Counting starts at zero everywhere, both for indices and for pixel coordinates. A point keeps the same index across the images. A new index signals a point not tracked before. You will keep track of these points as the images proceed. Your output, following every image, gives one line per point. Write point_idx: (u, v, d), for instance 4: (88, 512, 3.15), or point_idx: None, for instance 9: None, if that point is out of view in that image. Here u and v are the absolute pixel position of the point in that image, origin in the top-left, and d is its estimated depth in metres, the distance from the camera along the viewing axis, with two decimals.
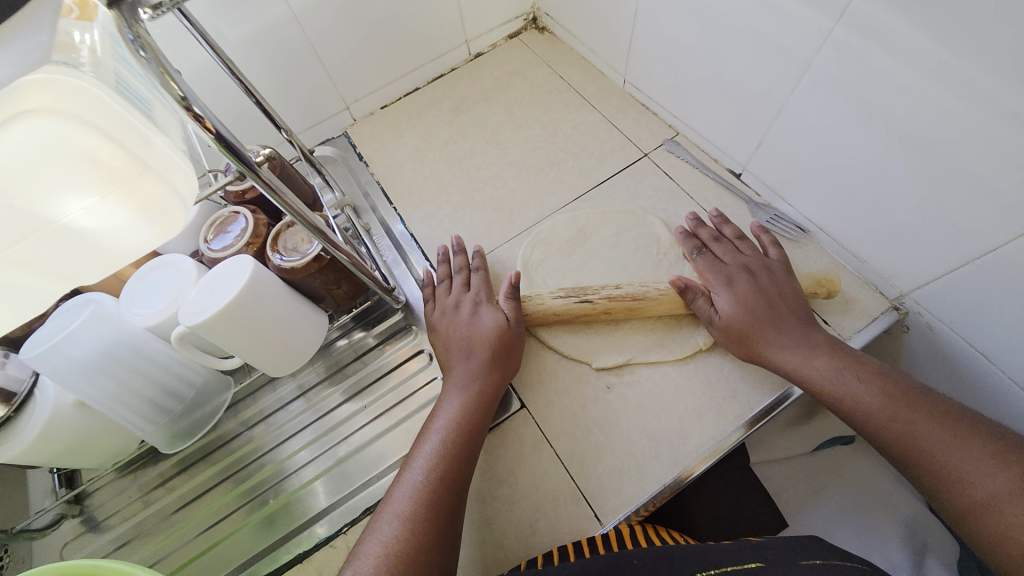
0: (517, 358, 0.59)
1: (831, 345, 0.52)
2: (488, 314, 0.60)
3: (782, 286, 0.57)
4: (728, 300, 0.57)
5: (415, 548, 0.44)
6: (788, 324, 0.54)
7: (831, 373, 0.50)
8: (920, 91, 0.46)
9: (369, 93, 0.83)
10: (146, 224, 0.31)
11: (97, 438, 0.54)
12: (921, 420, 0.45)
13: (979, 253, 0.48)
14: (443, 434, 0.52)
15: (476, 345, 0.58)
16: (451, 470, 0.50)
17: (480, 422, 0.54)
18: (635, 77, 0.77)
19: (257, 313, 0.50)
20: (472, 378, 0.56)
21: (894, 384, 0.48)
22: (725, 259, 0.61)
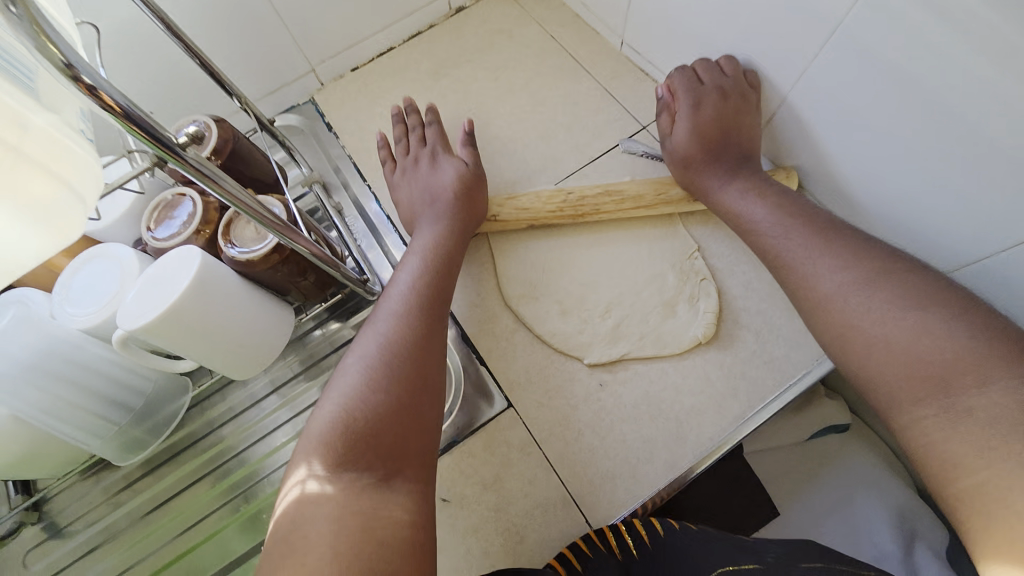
0: (481, 202, 0.61)
1: (757, 178, 0.57)
2: (446, 164, 0.63)
3: (742, 108, 0.58)
4: (685, 130, 0.60)
5: (387, 359, 0.47)
6: (729, 159, 0.58)
7: (749, 205, 0.55)
8: (962, 62, 0.39)
9: (336, 53, 0.74)
10: (33, 225, 0.29)
11: (47, 453, 0.49)
12: (814, 244, 0.49)
13: (1010, 247, 0.43)
14: (410, 272, 0.55)
15: (441, 194, 0.61)
16: (417, 298, 0.53)
17: (447, 260, 0.57)
18: (634, 38, 0.70)
19: (206, 313, 0.44)
20: (441, 219, 0.59)
21: (790, 202, 0.54)
22: (703, 80, 0.60)
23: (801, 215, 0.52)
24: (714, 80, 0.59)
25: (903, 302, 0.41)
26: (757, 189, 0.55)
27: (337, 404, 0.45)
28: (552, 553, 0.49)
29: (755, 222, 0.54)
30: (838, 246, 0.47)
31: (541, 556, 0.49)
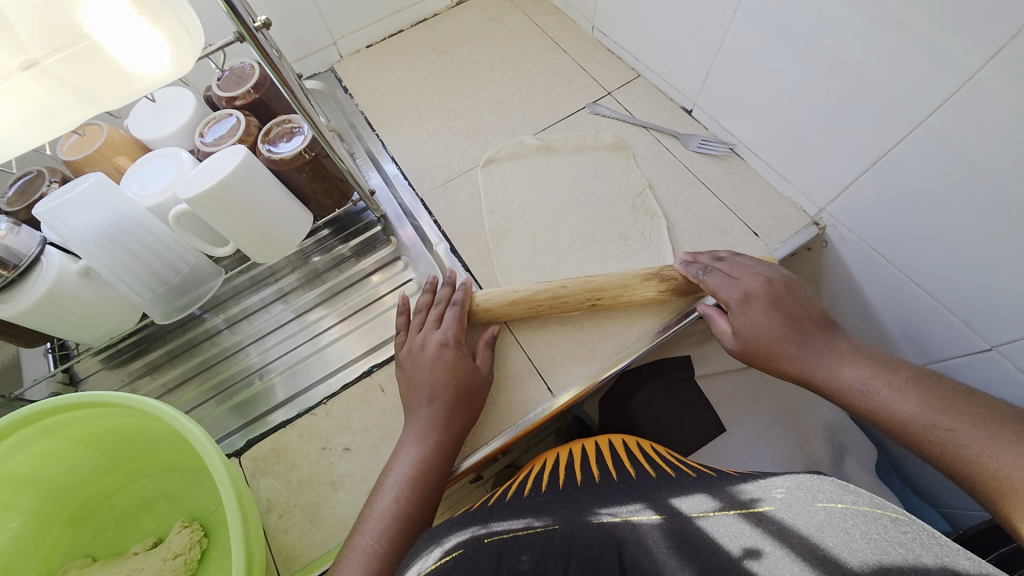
0: (477, 401, 0.57)
1: (881, 362, 0.48)
2: (453, 356, 0.57)
3: (795, 304, 0.55)
4: (744, 320, 0.56)
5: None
6: (821, 352, 0.51)
7: (902, 403, 0.44)
8: (829, 13, 0.53)
9: (355, 30, 0.89)
10: (158, 57, 0.37)
11: (97, 312, 0.60)
12: (981, 440, 0.39)
13: (878, 157, 0.56)
14: (394, 493, 0.50)
15: (439, 390, 0.55)
16: (404, 533, 0.48)
17: (443, 457, 0.52)
18: (602, 23, 0.85)
19: (247, 194, 0.55)
20: (428, 421, 0.54)
21: (932, 388, 0.44)
22: (736, 276, 0.59)
23: (931, 406, 0.43)
24: (749, 284, 0.57)
25: None
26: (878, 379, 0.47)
27: None
28: (519, 411, 0.60)
29: (897, 414, 0.44)
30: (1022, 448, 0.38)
31: (507, 413, 0.59)
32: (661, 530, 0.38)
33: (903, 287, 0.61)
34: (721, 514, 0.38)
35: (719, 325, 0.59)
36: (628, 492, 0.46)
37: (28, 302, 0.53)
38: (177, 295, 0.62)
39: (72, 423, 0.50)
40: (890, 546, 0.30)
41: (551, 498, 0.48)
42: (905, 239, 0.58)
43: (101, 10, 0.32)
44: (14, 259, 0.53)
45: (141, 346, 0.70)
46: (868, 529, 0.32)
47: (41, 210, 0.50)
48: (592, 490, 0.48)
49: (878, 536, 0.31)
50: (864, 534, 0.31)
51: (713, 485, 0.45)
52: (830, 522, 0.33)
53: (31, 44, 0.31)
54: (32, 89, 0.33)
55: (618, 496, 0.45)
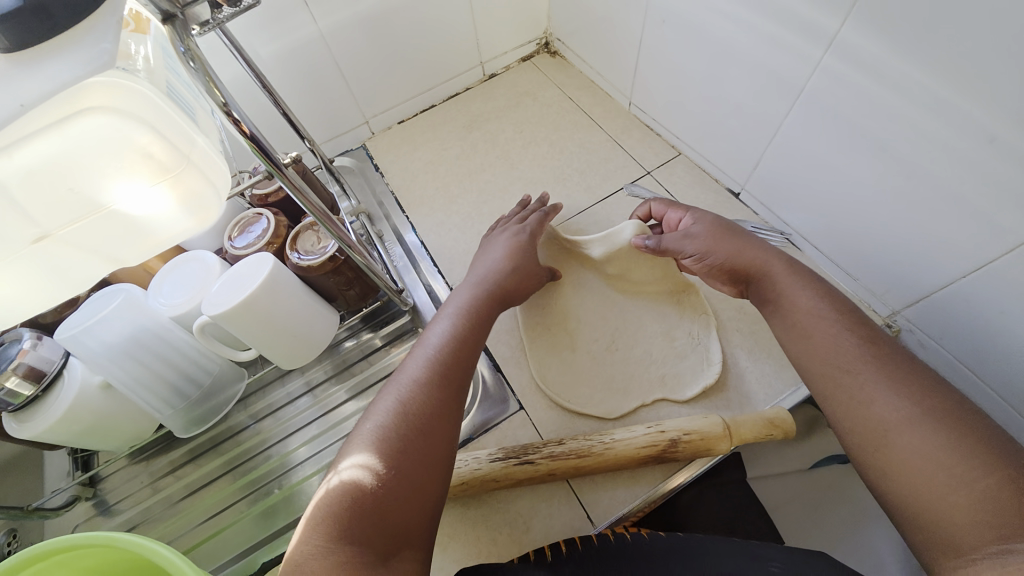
0: (521, 286, 0.60)
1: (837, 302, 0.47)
2: (508, 234, 0.65)
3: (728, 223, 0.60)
4: (699, 230, 0.57)
5: (433, 406, 0.43)
6: (806, 289, 0.49)
7: (866, 377, 0.41)
8: (907, 116, 0.47)
9: (387, 109, 0.88)
10: (182, 214, 0.35)
11: (115, 424, 0.57)
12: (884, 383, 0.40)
13: (969, 269, 0.49)
14: (469, 300, 0.54)
15: (491, 266, 0.60)
16: (461, 347, 0.49)
17: (487, 324, 0.54)
18: (640, 99, 0.82)
19: (273, 307, 0.52)
20: (493, 275, 0.58)
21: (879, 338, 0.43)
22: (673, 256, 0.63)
23: (860, 373, 0.42)
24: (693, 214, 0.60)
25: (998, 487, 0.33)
26: (825, 329, 0.45)
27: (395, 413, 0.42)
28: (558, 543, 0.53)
29: (860, 389, 0.41)
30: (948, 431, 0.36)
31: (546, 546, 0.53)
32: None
33: (999, 411, 0.53)
34: None
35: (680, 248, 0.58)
36: None
37: (48, 421, 0.51)
38: (201, 400, 0.60)
39: (83, 556, 0.47)
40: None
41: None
42: (1002, 360, 0.50)
43: (122, 179, 0.31)
44: (37, 374, 0.51)
45: (165, 442, 0.67)
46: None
47: (64, 333, 0.48)
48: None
49: None
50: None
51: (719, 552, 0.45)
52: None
53: (43, 218, 0.29)
54: (42, 258, 0.31)
55: None
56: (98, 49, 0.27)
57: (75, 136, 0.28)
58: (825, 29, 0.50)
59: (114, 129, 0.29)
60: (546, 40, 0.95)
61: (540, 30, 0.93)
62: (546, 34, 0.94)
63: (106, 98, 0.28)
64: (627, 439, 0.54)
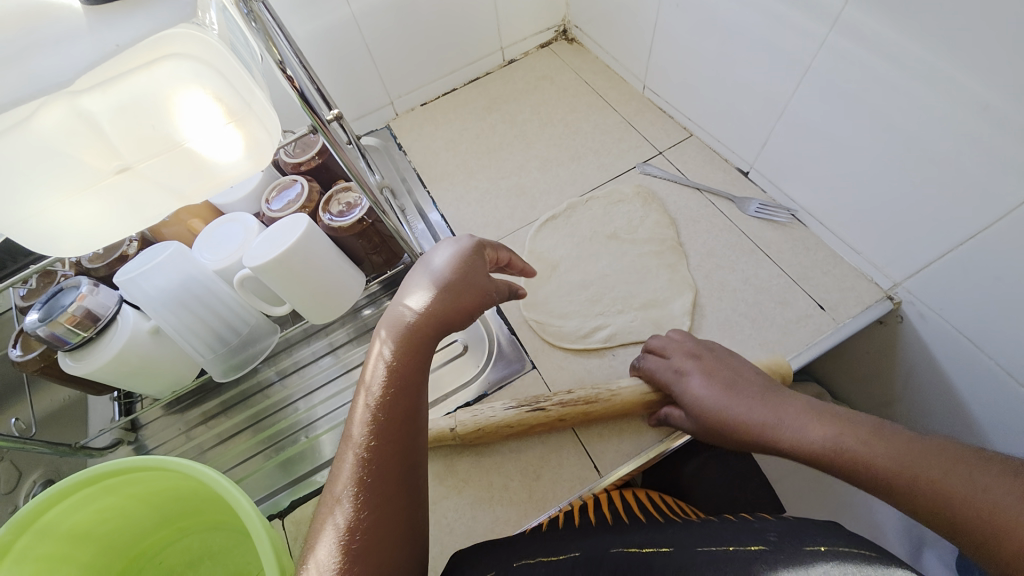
0: (456, 319, 0.51)
1: (836, 412, 0.45)
2: (438, 256, 0.54)
3: (744, 377, 0.53)
4: (700, 388, 0.52)
5: (368, 531, 0.38)
6: (824, 422, 0.44)
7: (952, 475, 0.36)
8: (906, 89, 0.50)
9: (411, 91, 0.93)
10: (239, 156, 0.40)
11: (159, 369, 0.62)
12: (961, 477, 0.36)
13: (965, 238, 0.51)
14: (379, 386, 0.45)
15: (395, 330, 0.48)
16: (382, 471, 0.41)
17: (422, 376, 0.46)
18: (654, 83, 0.85)
19: (307, 263, 0.57)
20: (402, 336, 0.48)
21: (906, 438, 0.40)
22: (672, 353, 0.58)
23: (941, 465, 0.37)
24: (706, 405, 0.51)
25: None
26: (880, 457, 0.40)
27: None
28: (565, 490, 0.57)
29: (961, 491, 0.36)
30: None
31: (553, 493, 0.57)
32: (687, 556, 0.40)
33: (995, 378, 0.54)
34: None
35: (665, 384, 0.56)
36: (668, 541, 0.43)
37: (102, 360, 0.56)
38: (237, 351, 0.65)
39: (131, 483, 0.52)
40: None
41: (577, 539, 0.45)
42: (995, 327, 0.52)
43: (191, 120, 0.35)
44: (93, 318, 0.56)
45: (199, 395, 0.72)
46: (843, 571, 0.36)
47: (123, 276, 0.53)
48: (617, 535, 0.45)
49: None
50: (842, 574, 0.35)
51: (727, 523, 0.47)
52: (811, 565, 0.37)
53: (126, 151, 0.34)
54: (123, 188, 0.36)
55: (653, 560, 0.41)
56: (180, 2, 0.32)
57: (159, 78, 0.32)
58: (831, 8, 0.53)
59: (190, 74, 0.33)
60: (564, 27, 0.99)
61: (558, 17, 0.96)
62: (564, 22, 0.98)
63: (188, 46, 0.32)
64: (632, 387, 0.58)
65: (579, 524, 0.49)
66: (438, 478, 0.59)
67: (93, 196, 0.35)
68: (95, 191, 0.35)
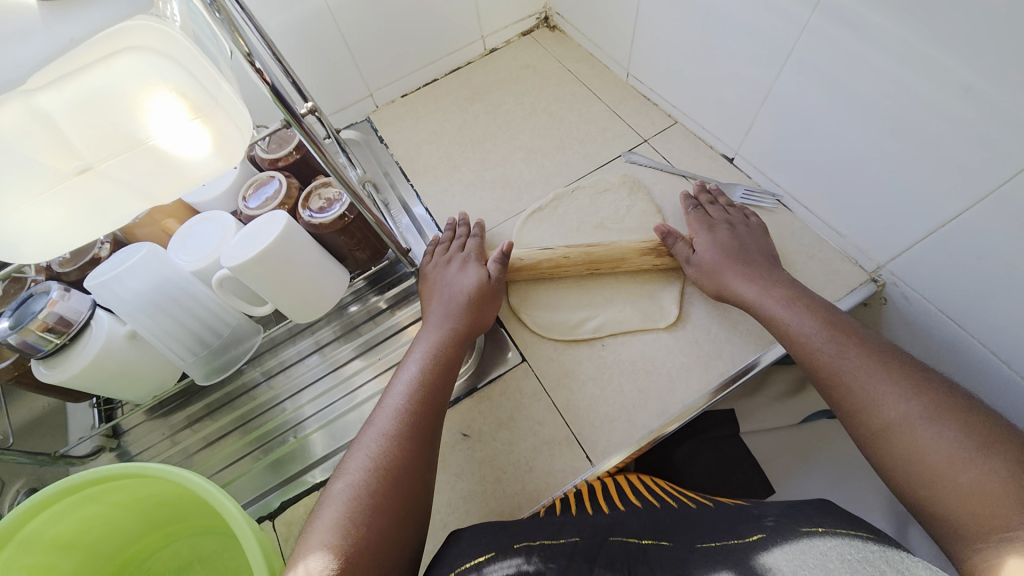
0: (490, 312, 0.63)
1: (804, 295, 0.56)
2: (473, 271, 0.65)
3: (756, 249, 0.63)
4: (706, 244, 0.65)
5: (399, 465, 0.46)
6: (798, 312, 0.54)
7: (862, 370, 0.47)
8: (888, 72, 0.50)
9: (391, 82, 0.91)
10: (208, 152, 0.38)
11: (137, 374, 0.60)
12: (871, 369, 0.47)
13: (946, 219, 0.52)
14: (433, 349, 0.57)
15: (456, 298, 0.62)
16: (427, 394, 0.52)
17: (450, 370, 0.56)
18: (638, 70, 0.84)
19: (288, 261, 0.55)
20: (454, 311, 0.61)
21: (850, 329, 0.51)
22: (714, 215, 0.68)
23: (863, 361, 0.47)
24: (709, 249, 0.64)
25: (972, 448, 0.39)
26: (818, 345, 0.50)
27: (353, 509, 0.42)
28: (558, 481, 0.57)
29: (869, 387, 0.46)
30: (957, 427, 0.40)
31: (546, 483, 0.57)
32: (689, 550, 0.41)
33: (977, 356, 0.56)
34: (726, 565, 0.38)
35: (679, 247, 0.66)
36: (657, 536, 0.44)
37: (77, 367, 0.54)
38: (219, 353, 0.63)
39: (113, 490, 0.51)
40: (862, 567, 0.33)
41: (571, 522, 0.47)
42: (976, 305, 0.53)
43: (156, 115, 0.33)
44: (66, 324, 0.54)
45: (183, 398, 0.71)
46: (841, 550, 0.35)
47: (95, 279, 0.52)
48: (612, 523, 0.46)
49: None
50: (838, 554, 0.35)
51: (721, 512, 0.48)
52: (808, 545, 0.36)
53: (86, 150, 0.32)
54: (85, 190, 0.34)
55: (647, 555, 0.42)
56: None
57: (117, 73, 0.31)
58: None
59: (152, 69, 0.32)
60: (545, 14, 0.97)
61: (539, 4, 0.95)
62: (546, 9, 0.96)
63: (148, 39, 0.31)
64: (632, 242, 0.68)
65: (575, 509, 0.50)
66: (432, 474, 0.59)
67: (52, 198, 0.33)
68: (54, 194, 0.33)
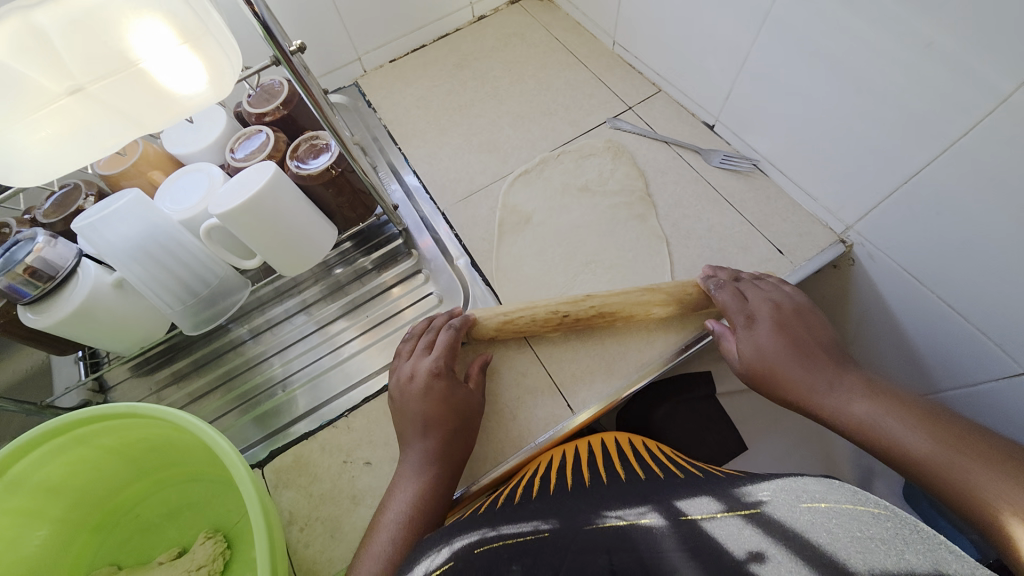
0: (469, 438, 0.56)
1: (889, 394, 0.46)
2: (444, 387, 0.57)
3: (812, 347, 0.52)
4: (751, 346, 0.54)
5: None
6: (897, 423, 0.43)
7: (986, 483, 0.37)
8: (858, 32, 0.52)
9: (378, 46, 0.91)
10: (200, 83, 0.39)
11: (124, 324, 0.61)
12: (1012, 493, 0.36)
13: (908, 176, 0.55)
14: (405, 507, 0.50)
15: (428, 428, 0.54)
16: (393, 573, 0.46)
17: (425, 529, 0.49)
18: (624, 39, 0.85)
19: (276, 210, 0.56)
20: (427, 453, 0.53)
21: (965, 437, 0.40)
22: (748, 299, 0.57)
23: (990, 482, 0.37)
24: (754, 351, 0.54)
25: None
26: (935, 467, 0.40)
27: None
28: (539, 429, 0.59)
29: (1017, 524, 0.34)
30: None
31: (528, 430, 0.60)
32: (671, 532, 0.38)
33: (936, 311, 0.59)
34: (723, 514, 0.38)
35: (726, 344, 0.58)
36: (633, 496, 0.46)
37: (64, 313, 0.54)
38: (207, 305, 0.64)
39: (101, 433, 0.51)
40: (875, 545, 0.30)
41: (545, 505, 0.46)
42: (935, 262, 0.57)
43: (148, 40, 0.34)
44: (52, 270, 0.54)
45: (169, 355, 0.71)
46: (848, 526, 0.32)
47: (80, 224, 0.51)
48: (585, 496, 0.47)
49: (862, 535, 0.31)
50: (846, 531, 0.31)
51: (711, 487, 0.45)
52: (815, 521, 0.33)
53: (78, 70, 0.33)
54: (77, 113, 0.34)
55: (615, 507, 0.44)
56: None
57: None
58: None
59: None
60: None
61: None
62: None
63: None
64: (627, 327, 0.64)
65: (554, 489, 0.50)
66: None
67: (48, 119, 0.34)
68: (45, 115, 0.33)
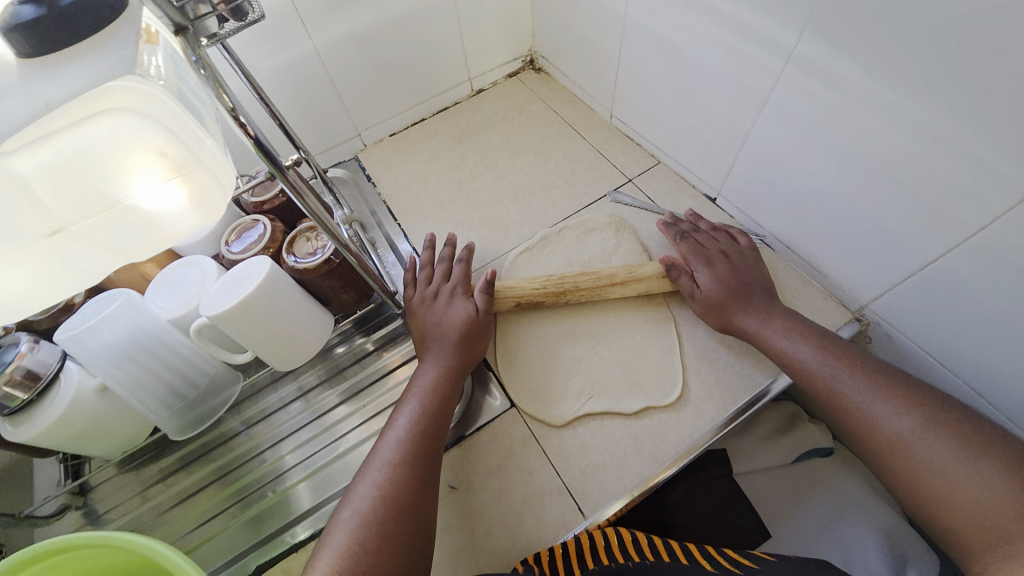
0: (481, 343, 0.63)
1: (815, 329, 0.56)
2: (461, 304, 0.64)
3: (754, 276, 0.64)
4: (709, 279, 0.64)
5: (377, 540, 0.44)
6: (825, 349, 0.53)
7: (890, 399, 0.47)
8: (862, 121, 0.51)
9: (379, 122, 0.92)
10: (189, 211, 0.37)
11: (107, 427, 0.57)
12: (910, 407, 0.46)
13: (926, 262, 0.53)
14: (422, 398, 0.55)
15: (449, 329, 0.61)
16: (412, 460, 0.50)
17: (439, 424, 0.54)
18: (621, 111, 0.86)
19: (270, 310, 0.54)
20: (450, 345, 0.60)
21: (876, 363, 0.51)
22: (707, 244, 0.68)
23: (903, 398, 0.47)
24: (715, 273, 0.64)
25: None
26: (854, 385, 0.49)
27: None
28: (552, 537, 0.55)
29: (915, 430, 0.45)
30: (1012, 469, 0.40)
31: (539, 537, 0.55)
32: None
33: (966, 398, 0.55)
34: None
35: (684, 281, 0.66)
36: None
37: (44, 424, 0.51)
38: (195, 403, 0.61)
39: (74, 561, 0.47)
40: None
41: None
42: (961, 348, 0.54)
43: (134, 177, 0.33)
44: (34, 377, 0.51)
45: (157, 450, 0.67)
46: None
47: (65, 334, 0.49)
48: None
49: None
50: None
51: None
52: None
53: (60, 211, 0.31)
54: (55, 251, 0.33)
55: None
56: (119, 55, 0.29)
57: (92, 134, 0.30)
58: (786, 43, 0.55)
59: (130, 128, 0.31)
60: (531, 57, 1.00)
61: (525, 47, 0.98)
62: (531, 52, 0.99)
63: (127, 100, 0.30)
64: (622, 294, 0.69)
65: None
66: (443, 525, 0.56)
67: (23, 262, 0.32)
68: (20, 258, 0.31)
